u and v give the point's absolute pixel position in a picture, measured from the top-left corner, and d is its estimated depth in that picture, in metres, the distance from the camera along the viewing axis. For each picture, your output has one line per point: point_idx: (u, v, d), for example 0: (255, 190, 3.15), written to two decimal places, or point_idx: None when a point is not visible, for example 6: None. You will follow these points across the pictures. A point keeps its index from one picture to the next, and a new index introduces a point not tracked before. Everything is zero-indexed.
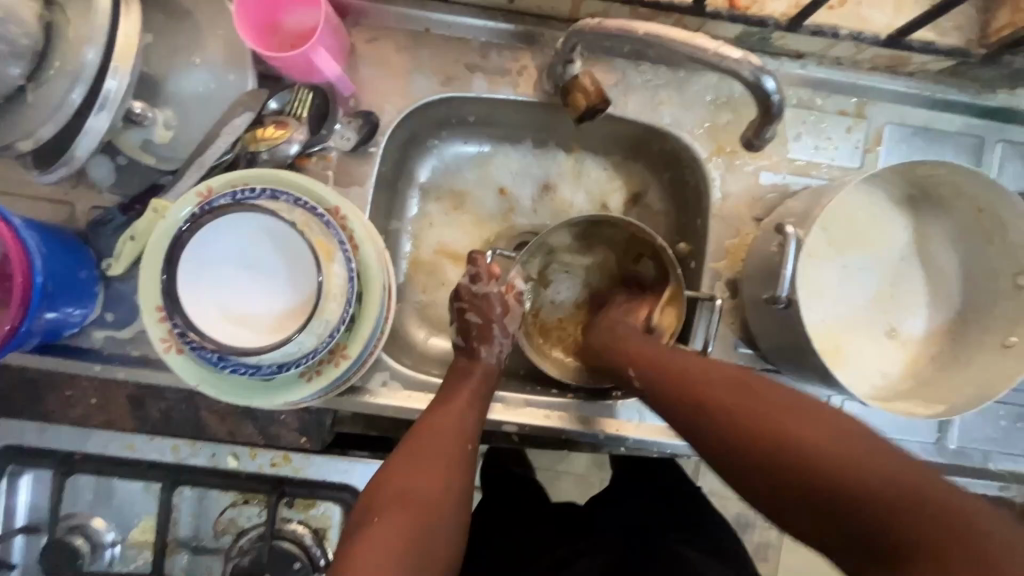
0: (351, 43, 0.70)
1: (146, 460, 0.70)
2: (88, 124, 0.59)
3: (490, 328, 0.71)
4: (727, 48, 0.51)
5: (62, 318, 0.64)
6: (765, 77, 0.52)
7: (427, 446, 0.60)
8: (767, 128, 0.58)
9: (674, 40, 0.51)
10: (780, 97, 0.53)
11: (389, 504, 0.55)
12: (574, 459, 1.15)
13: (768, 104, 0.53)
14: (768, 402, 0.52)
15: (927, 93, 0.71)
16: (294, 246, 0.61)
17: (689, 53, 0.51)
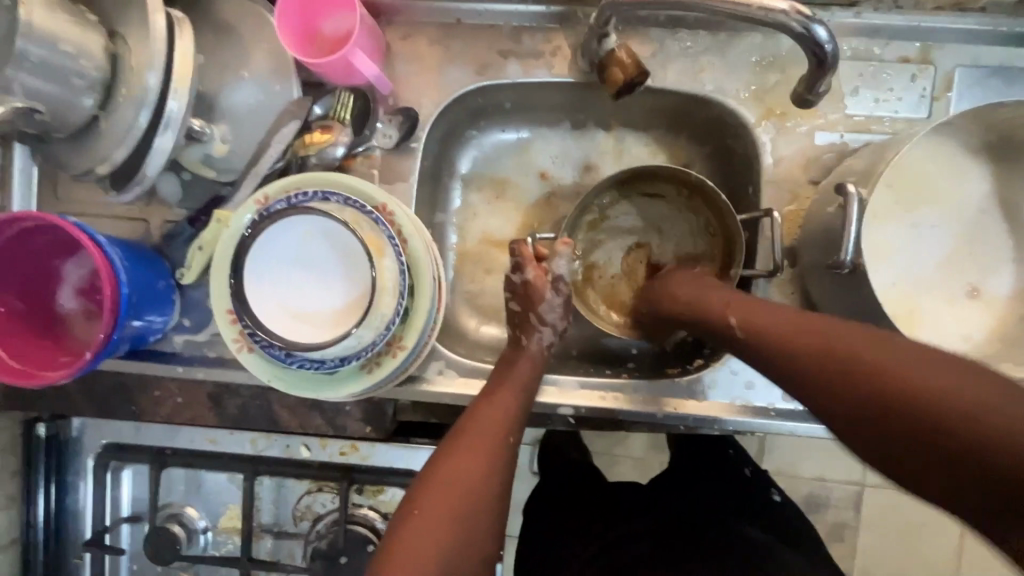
0: (387, 42, 0.71)
1: (229, 452, 0.76)
2: (155, 143, 0.62)
3: (531, 318, 0.71)
4: (771, 1, 0.50)
5: (147, 326, 0.70)
6: (816, 26, 0.51)
7: (474, 437, 0.59)
8: (820, 81, 0.57)
9: (712, 0, 0.51)
10: (834, 46, 0.53)
11: (437, 489, 0.54)
12: (633, 441, 1.08)
13: (821, 55, 0.53)
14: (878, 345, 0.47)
15: (1001, 29, 0.65)
16: (347, 245, 0.64)
17: (730, 11, 0.51)
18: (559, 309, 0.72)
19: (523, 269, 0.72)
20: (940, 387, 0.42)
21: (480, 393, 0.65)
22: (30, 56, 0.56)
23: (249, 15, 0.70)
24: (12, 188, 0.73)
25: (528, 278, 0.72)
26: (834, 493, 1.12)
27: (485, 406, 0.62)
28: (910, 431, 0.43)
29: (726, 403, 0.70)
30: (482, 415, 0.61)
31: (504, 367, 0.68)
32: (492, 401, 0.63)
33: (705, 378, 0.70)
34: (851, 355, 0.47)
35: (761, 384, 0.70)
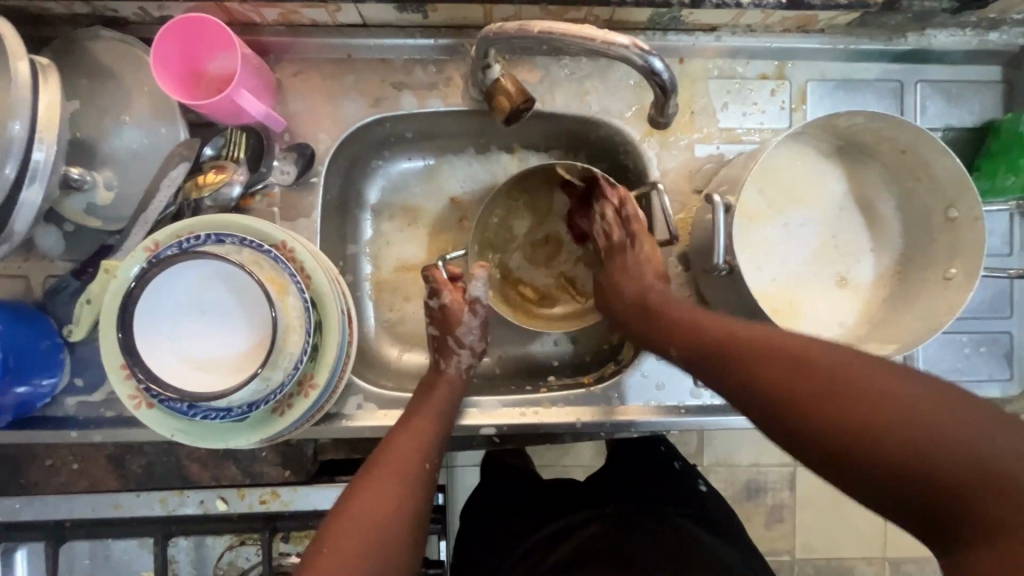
0: (278, 79, 0.71)
1: (136, 516, 0.70)
2: (21, 198, 0.59)
3: (446, 341, 0.72)
4: (612, 35, 0.53)
5: (32, 391, 0.65)
6: (653, 58, 0.55)
7: (389, 466, 0.59)
8: (669, 104, 0.61)
9: (565, 34, 0.54)
10: (671, 73, 0.57)
11: (348, 522, 0.54)
12: (579, 450, 1.09)
13: (660, 83, 0.57)
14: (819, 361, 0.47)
15: (842, 45, 0.73)
16: (248, 286, 0.63)
17: (582, 44, 0.54)
18: (475, 334, 0.73)
19: (439, 296, 0.73)
20: (905, 403, 0.42)
21: (397, 422, 0.66)
22: None
23: (126, 58, 0.67)
24: None
25: (444, 303, 0.73)
26: (764, 475, 1.18)
27: (401, 435, 0.63)
28: (854, 452, 0.42)
29: (640, 405, 0.73)
30: (396, 445, 0.62)
31: (423, 392, 0.68)
32: (409, 429, 0.64)
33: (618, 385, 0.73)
34: (786, 368, 0.48)
35: (670, 385, 0.73)
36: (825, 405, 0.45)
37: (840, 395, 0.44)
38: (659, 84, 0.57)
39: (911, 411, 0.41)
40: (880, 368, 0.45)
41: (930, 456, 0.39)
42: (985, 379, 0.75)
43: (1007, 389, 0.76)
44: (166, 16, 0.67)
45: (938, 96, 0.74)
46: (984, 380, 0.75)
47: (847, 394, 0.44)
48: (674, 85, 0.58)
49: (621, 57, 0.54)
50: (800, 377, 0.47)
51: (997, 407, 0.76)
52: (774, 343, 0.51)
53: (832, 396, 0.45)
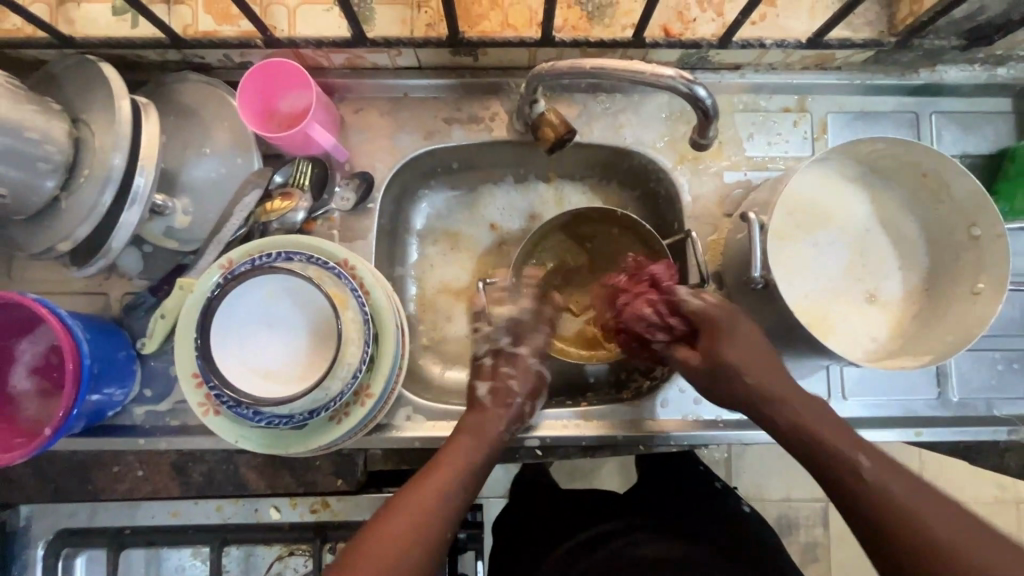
0: (341, 115, 0.78)
1: (192, 525, 0.73)
2: (122, 219, 0.66)
3: (499, 369, 0.72)
4: (660, 68, 0.60)
5: (106, 399, 0.69)
6: (697, 87, 0.61)
7: (420, 494, 0.58)
8: (709, 127, 0.67)
9: (615, 69, 0.60)
10: (713, 100, 0.63)
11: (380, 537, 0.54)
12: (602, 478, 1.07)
13: (703, 108, 0.63)
14: (821, 423, 0.58)
15: (858, 81, 0.78)
16: (312, 300, 0.67)
17: (631, 78, 0.60)
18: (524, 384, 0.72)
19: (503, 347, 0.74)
20: (902, 496, 0.51)
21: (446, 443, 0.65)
22: None
23: (207, 96, 0.75)
24: None
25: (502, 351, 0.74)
26: (797, 505, 1.17)
27: (446, 457, 0.63)
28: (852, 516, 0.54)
29: (679, 419, 0.76)
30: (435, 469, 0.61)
31: (468, 423, 0.67)
32: (454, 452, 0.63)
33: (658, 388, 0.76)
34: (800, 437, 0.58)
35: (708, 399, 0.76)
36: (830, 476, 0.55)
37: (843, 467, 0.54)
38: (704, 108, 0.64)
39: (901, 496, 0.52)
40: (883, 458, 0.54)
41: (903, 540, 0.50)
42: (1018, 397, 0.76)
43: None
44: (246, 62, 0.76)
45: (953, 126, 0.79)
46: (1019, 398, 0.76)
47: (852, 471, 0.54)
48: (716, 111, 0.65)
49: (668, 86, 0.61)
50: (805, 446, 0.58)
51: None
52: (808, 408, 0.59)
53: (834, 473, 0.55)
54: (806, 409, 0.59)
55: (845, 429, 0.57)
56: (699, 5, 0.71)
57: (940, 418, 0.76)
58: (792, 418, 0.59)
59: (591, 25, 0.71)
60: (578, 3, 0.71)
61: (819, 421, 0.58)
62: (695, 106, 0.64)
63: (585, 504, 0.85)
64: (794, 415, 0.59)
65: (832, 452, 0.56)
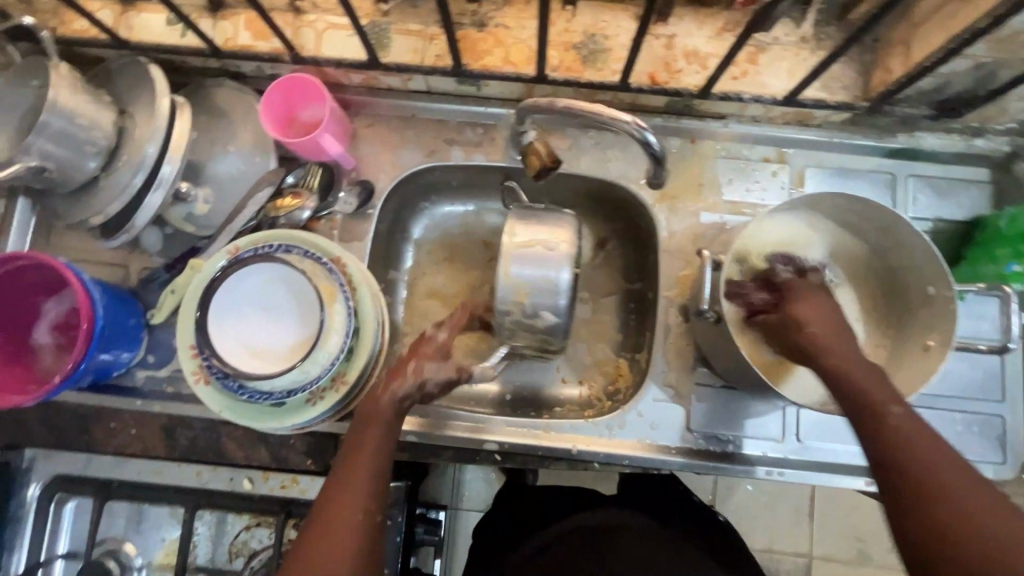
0: (354, 128, 0.86)
1: (173, 485, 0.80)
2: (147, 201, 0.76)
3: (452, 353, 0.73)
4: (618, 113, 0.66)
5: (113, 359, 0.77)
6: (647, 133, 0.68)
7: (351, 474, 0.61)
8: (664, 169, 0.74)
9: (579, 108, 0.67)
10: (661, 146, 0.70)
11: (308, 546, 0.57)
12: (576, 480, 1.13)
13: (652, 152, 0.70)
14: (929, 473, 0.53)
15: (837, 139, 0.83)
16: (306, 290, 0.74)
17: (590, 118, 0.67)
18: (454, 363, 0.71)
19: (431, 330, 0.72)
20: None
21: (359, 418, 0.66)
22: (51, 126, 0.71)
23: (238, 101, 0.84)
24: (10, 234, 0.83)
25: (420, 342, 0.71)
26: (765, 551, 1.17)
27: (365, 446, 0.63)
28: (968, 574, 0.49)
29: (635, 440, 0.79)
30: (358, 444, 0.63)
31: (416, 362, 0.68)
32: (376, 441, 0.63)
33: (541, 284, 0.76)
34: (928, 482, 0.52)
35: (664, 425, 0.79)
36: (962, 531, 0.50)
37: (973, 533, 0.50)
38: (652, 154, 0.70)
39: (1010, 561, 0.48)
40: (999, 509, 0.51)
41: None
42: (976, 460, 0.78)
43: (999, 472, 0.78)
44: (276, 74, 0.85)
45: (928, 191, 0.82)
46: (976, 461, 0.77)
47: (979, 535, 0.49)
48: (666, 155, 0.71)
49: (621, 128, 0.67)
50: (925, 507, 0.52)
51: None
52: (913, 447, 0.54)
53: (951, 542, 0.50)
54: (922, 452, 0.54)
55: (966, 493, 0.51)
56: (685, 58, 0.77)
57: None
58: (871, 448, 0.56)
59: (584, 67, 0.78)
60: (574, 47, 0.78)
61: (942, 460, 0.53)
62: (645, 149, 0.70)
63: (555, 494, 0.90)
64: (904, 451, 0.54)
65: (930, 495, 0.52)
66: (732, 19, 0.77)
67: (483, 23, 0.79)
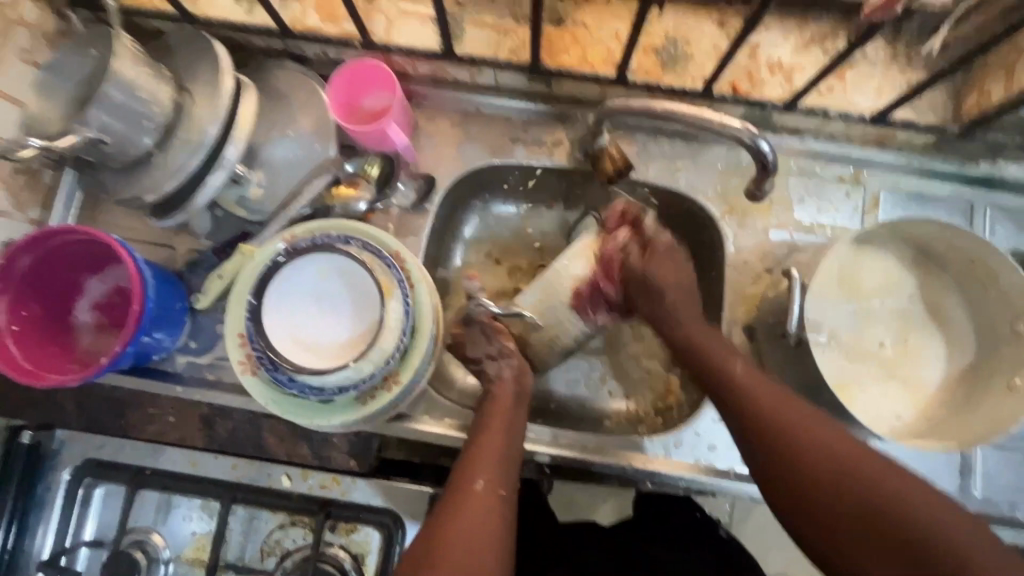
0: (415, 120, 0.83)
1: (208, 476, 0.76)
2: (208, 180, 0.74)
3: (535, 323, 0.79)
4: (728, 119, 0.63)
5: (155, 342, 0.74)
6: (760, 141, 0.65)
7: (495, 419, 0.70)
8: (767, 181, 0.71)
9: (685, 113, 0.64)
10: (774, 155, 0.67)
11: (474, 467, 0.66)
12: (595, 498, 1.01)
13: (763, 162, 0.67)
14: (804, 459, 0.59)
15: (917, 163, 0.80)
16: (363, 284, 0.71)
17: (698, 124, 0.64)
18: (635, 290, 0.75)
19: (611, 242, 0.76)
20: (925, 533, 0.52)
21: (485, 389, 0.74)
22: (111, 98, 0.68)
23: (298, 83, 0.80)
24: (53, 206, 0.80)
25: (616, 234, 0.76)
26: None
27: (500, 403, 0.71)
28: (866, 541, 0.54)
29: (690, 462, 0.76)
30: (496, 400, 0.72)
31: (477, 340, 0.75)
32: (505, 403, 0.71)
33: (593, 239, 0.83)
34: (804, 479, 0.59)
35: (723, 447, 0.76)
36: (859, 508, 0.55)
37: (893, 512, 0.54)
38: (762, 162, 0.67)
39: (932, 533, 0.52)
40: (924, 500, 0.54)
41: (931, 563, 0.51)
42: None
43: None
44: (340, 59, 0.82)
45: (1008, 222, 0.79)
46: None
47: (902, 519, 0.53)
48: (775, 165, 0.68)
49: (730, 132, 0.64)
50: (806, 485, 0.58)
51: None
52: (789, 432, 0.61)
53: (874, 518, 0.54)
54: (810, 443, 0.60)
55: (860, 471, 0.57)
56: (769, 68, 0.74)
57: None
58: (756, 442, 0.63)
59: (663, 72, 0.75)
60: (655, 51, 0.75)
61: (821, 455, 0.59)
62: (755, 159, 0.67)
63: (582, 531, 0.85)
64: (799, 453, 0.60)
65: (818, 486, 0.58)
66: (820, 31, 0.74)
67: (561, 20, 0.76)
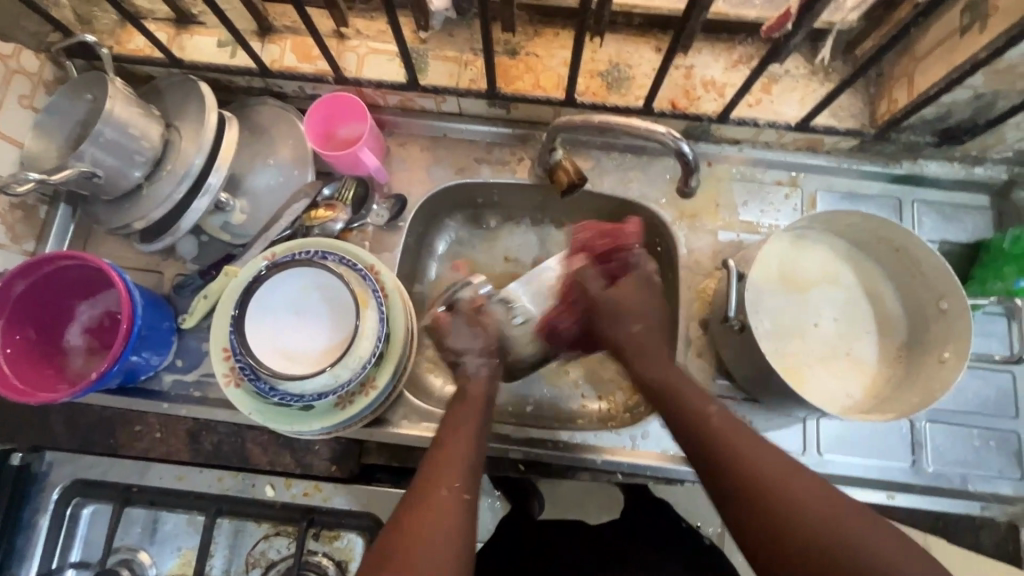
0: (387, 146, 0.90)
1: (194, 491, 0.80)
2: (193, 206, 0.79)
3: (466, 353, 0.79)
4: (653, 124, 0.70)
5: (142, 361, 0.77)
6: (682, 143, 0.72)
7: (458, 426, 0.69)
8: (692, 178, 0.78)
9: (615, 121, 0.71)
10: (694, 155, 0.74)
11: (442, 460, 0.64)
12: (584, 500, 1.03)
13: (685, 161, 0.73)
14: (713, 420, 0.64)
15: (846, 165, 0.87)
16: (340, 296, 0.76)
17: (628, 130, 0.71)
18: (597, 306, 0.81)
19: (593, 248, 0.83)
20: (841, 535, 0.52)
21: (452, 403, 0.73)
22: (104, 135, 0.73)
23: (278, 118, 0.88)
24: (47, 238, 0.85)
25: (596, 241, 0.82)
26: None
27: (460, 413, 0.71)
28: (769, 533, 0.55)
29: (659, 452, 0.79)
30: (457, 411, 0.71)
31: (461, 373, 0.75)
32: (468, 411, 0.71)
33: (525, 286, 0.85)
34: (714, 436, 0.63)
35: None
36: (746, 481, 0.59)
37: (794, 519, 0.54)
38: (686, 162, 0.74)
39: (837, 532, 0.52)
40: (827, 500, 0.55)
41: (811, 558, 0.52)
42: (994, 474, 0.79)
43: (1019, 488, 0.78)
44: (317, 94, 0.90)
45: (934, 214, 0.87)
46: (994, 476, 0.79)
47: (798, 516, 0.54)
48: (696, 164, 0.75)
49: (654, 136, 0.71)
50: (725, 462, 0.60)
51: (1010, 504, 0.78)
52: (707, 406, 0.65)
53: (768, 508, 0.56)
54: (718, 417, 0.64)
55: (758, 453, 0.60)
56: (703, 86, 0.82)
57: (914, 485, 0.79)
58: (690, 405, 0.67)
59: (609, 93, 0.83)
60: (600, 74, 0.83)
61: (735, 431, 0.62)
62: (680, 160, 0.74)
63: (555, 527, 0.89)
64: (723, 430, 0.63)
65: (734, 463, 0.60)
66: (746, 52, 0.83)
67: (515, 51, 0.85)
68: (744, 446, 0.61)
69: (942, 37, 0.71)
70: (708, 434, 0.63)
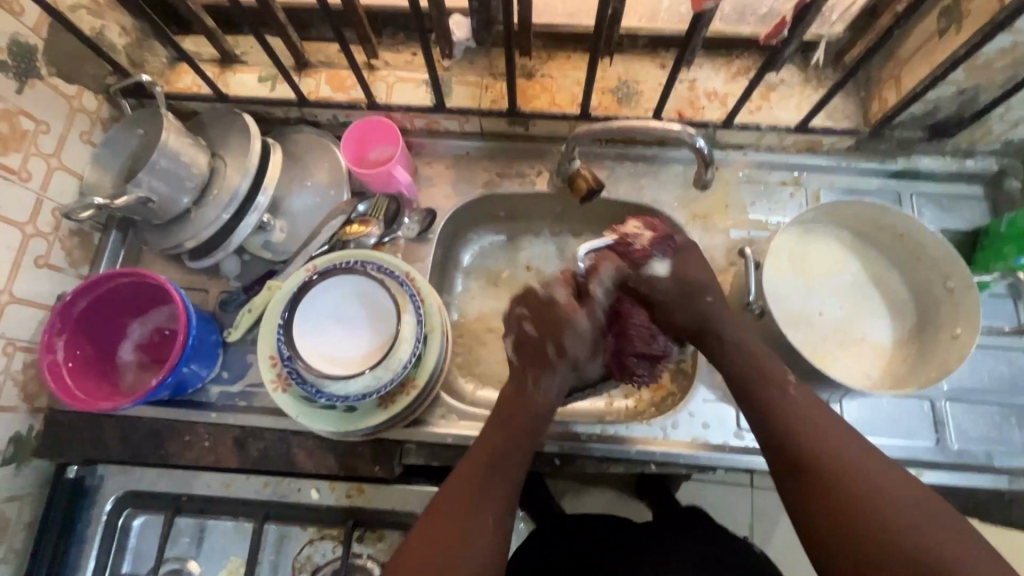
0: (415, 166, 0.97)
1: (241, 497, 0.82)
2: (240, 227, 0.86)
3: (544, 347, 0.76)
4: (670, 124, 0.76)
5: (193, 373, 0.81)
6: (697, 138, 0.78)
7: (487, 438, 0.70)
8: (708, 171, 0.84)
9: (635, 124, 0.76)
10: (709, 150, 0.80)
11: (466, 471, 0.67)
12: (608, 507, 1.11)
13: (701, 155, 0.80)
14: (809, 424, 0.65)
15: (846, 163, 0.93)
16: (380, 301, 0.81)
17: (646, 131, 0.76)
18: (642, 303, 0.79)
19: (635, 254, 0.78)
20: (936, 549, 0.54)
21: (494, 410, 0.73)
22: (159, 164, 0.79)
23: (314, 143, 0.95)
24: (99, 263, 0.91)
25: (635, 243, 0.78)
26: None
27: (495, 427, 0.71)
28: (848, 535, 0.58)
29: (689, 440, 0.82)
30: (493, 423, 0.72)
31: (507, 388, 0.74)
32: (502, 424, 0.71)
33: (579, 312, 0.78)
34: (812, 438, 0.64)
35: (715, 424, 0.83)
36: (844, 487, 0.60)
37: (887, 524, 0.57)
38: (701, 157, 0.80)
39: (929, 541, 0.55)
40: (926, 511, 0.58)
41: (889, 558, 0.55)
42: (1018, 449, 0.81)
43: None
44: (348, 121, 0.97)
45: (931, 205, 0.92)
46: (1018, 451, 0.81)
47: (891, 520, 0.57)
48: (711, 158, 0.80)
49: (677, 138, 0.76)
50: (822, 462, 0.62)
51: None
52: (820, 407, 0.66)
53: (863, 511, 0.58)
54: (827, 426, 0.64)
55: (863, 462, 0.61)
56: (706, 97, 0.89)
57: (943, 463, 0.80)
58: (789, 397, 0.68)
59: (620, 106, 0.90)
60: (610, 91, 0.90)
61: (840, 440, 0.63)
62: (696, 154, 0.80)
63: (592, 523, 0.90)
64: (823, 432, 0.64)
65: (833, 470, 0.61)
66: (744, 65, 0.90)
67: (531, 74, 0.92)
68: (851, 454, 0.62)
69: (924, 40, 0.78)
70: (805, 434, 0.64)
